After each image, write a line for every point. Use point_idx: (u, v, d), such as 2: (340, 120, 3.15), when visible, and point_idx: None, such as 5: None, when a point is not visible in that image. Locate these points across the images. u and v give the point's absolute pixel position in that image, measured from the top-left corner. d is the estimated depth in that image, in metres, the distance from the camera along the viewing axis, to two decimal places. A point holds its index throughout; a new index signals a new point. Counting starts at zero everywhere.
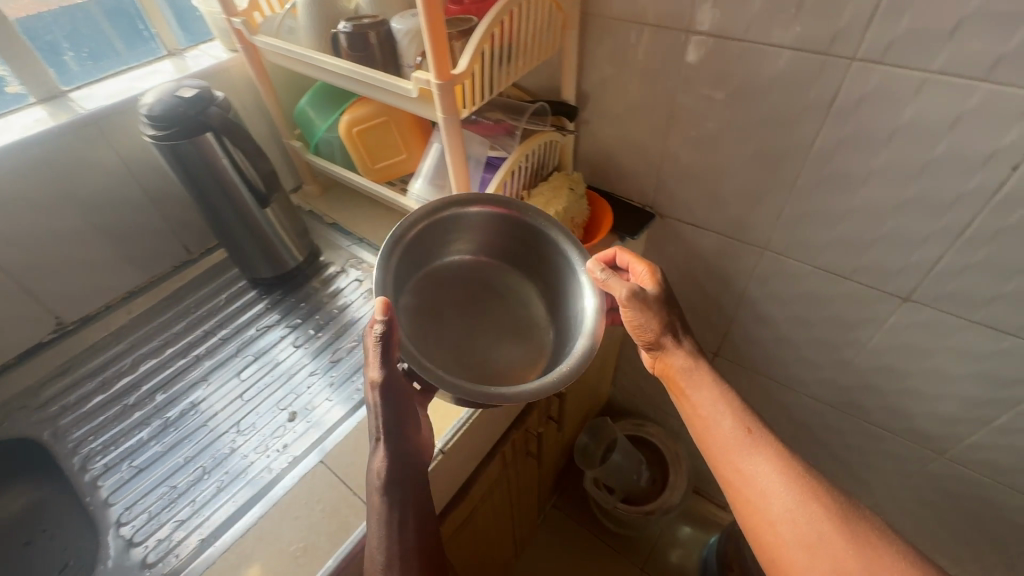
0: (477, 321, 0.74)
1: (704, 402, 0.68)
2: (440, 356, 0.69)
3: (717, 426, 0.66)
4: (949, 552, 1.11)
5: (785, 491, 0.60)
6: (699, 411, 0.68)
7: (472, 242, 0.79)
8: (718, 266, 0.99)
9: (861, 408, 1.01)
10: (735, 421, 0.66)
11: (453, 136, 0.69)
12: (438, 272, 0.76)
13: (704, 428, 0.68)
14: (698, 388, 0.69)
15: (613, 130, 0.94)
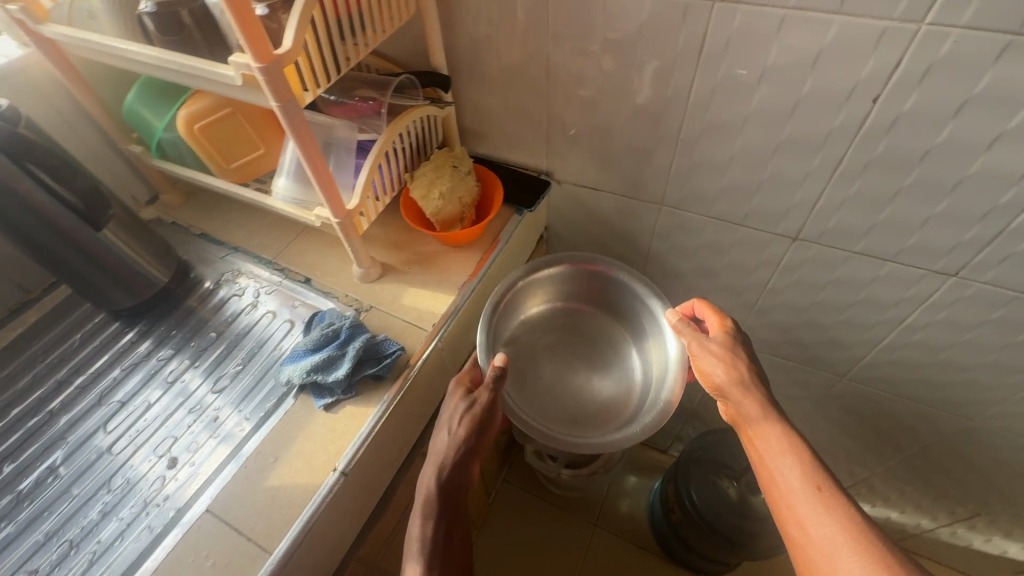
0: (575, 363, 0.83)
1: (767, 447, 0.65)
2: (535, 406, 0.77)
3: (781, 474, 0.62)
4: (860, 460, 1.21)
5: (852, 559, 0.53)
6: (769, 461, 0.64)
7: (563, 293, 0.87)
8: (621, 226, 0.98)
9: (770, 345, 1.05)
10: (794, 469, 0.62)
11: (298, 127, 0.60)
12: (534, 323, 0.85)
13: (772, 482, 0.63)
14: (754, 430, 0.66)
15: (494, 96, 0.88)
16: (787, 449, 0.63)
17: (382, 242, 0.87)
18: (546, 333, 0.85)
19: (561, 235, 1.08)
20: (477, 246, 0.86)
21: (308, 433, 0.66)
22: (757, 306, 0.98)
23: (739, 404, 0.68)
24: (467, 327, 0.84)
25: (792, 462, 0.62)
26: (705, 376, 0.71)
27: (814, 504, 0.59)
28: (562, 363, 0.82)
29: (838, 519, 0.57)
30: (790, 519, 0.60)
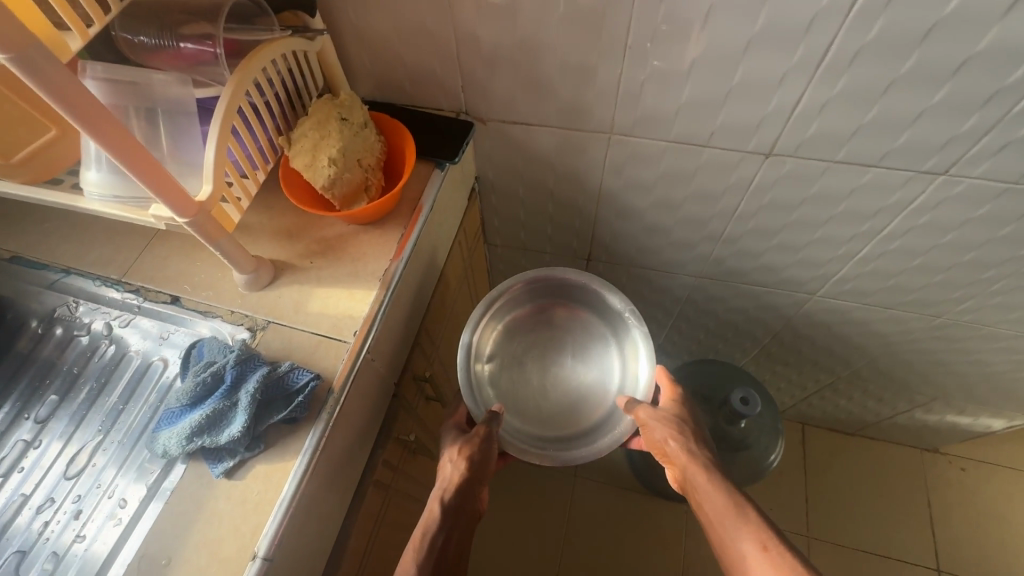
0: (552, 359, 0.88)
1: (715, 510, 0.71)
2: (523, 414, 0.84)
3: (730, 536, 0.68)
4: (827, 368, 1.20)
5: None
6: (719, 526, 0.70)
7: (525, 299, 0.89)
8: (565, 165, 0.82)
9: (740, 273, 0.96)
10: (744, 528, 0.68)
11: (66, 96, 0.39)
12: (511, 334, 0.88)
13: (720, 541, 0.69)
14: (704, 495, 0.73)
15: (380, 15, 0.66)
16: (737, 512, 0.69)
17: (269, 232, 0.66)
18: (521, 338, 0.89)
19: (495, 184, 0.90)
20: (395, 219, 0.67)
21: (211, 513, 0.49)
22: (724, 236, 0.87)
23: (688, 471, 0.75)
24: (402, 322, 0.68)
25: (739, 524, 0.68)
26: (661, 449, 0.78)
27: (761, 559, 0.64)
28: (539, 360, 0.88)
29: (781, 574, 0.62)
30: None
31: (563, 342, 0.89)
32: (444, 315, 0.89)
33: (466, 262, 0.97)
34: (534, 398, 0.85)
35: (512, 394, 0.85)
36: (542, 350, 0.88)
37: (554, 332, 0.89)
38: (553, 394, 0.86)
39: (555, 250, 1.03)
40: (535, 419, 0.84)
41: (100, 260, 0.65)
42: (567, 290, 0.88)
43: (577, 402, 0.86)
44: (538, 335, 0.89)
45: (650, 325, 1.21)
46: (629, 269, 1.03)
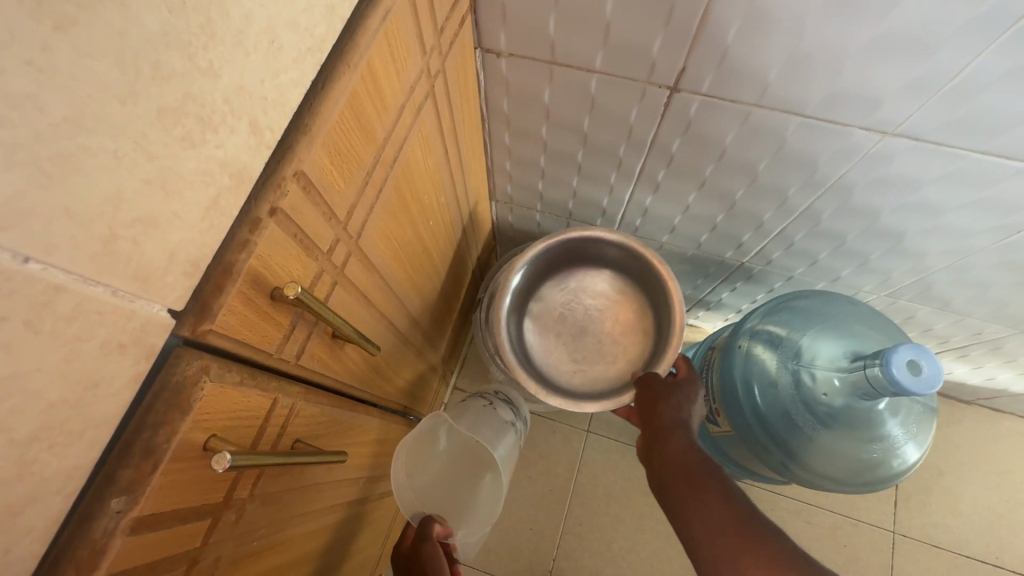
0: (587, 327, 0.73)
1: (683, 460, 0.50)
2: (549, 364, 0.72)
3: (694, 488, 0.47)
4: (1011, 317, 0.76)
5: None
6: (681, 478, 0.49)
7: (573, 259, 0.73)
8: None
9: (984, 129, 0.48)
10: (708, 481, 0.47)
11: None
12: (547, 289, 0.74)
13: (679, 505, 0.47)
14: (671, 446, 0.52)
15: None
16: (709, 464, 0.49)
17: None
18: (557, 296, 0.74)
19: None
20: None
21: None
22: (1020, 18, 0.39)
23: (664, 427, 0.55)
24: (170, 124, 0.21)
25: (707, 475, 0.47)
26: (641, 406, 0.60)
27: (723, 514, 0.43)
28: (577, 336, 0.73)
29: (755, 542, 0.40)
30: (702, 550, 0.43)
31: (603, 313, 0.73)
32: (381, 167, 0.42)
33: (437, 66, 0.47)
34: (564, 362, 0.72)
35: (535, 340, 0.73)
36: (576, 306, 0.73)
37: (587, 290, 0.73)
38: (585, 356, 0.72)
39: (612, 67, 0.53)
40: (555, 367, 0.72)
41: None
42: (602, 254, 0.71)
43: (595, 367, 0.72)
44: (574, 289, 0.74)
45: (744, 229, 0.74)
46: (748, 114, 0.54)
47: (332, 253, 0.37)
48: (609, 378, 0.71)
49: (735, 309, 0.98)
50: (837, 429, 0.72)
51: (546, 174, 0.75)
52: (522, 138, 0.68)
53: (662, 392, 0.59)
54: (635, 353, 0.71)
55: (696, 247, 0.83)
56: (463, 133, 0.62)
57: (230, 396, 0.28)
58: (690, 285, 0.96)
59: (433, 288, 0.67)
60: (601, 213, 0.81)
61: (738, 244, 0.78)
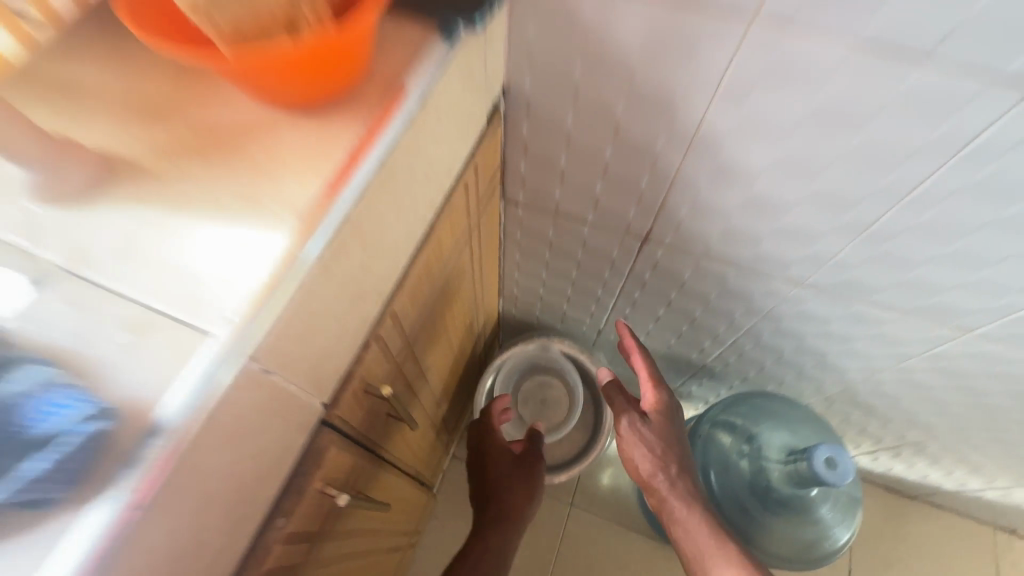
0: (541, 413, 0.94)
1: (681, 490, 0.63)
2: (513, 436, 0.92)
3: (682, 510, 0.62)
4: (922, 423, 0.92)
5: None
6: (674, 498, 0.63)
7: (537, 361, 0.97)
8: (650, 86, 0.50)
9: (862, 290, 0.67)
10: (695, 498, 0.63)
11: None
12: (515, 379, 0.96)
13: (673, 522, 0.63)
14: (657, 468, 0.63)
15: None
16: (695, 517, 0.62)
17: (118, 103, 0.35)
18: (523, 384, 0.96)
19: (535, 109, 0.58)
20: (348, 115, 0.36)
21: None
22: (868, 228, 0.57)
23: (654, 462, 0.64)
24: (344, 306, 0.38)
25: (692, 504, 0.62)
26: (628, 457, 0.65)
27: None
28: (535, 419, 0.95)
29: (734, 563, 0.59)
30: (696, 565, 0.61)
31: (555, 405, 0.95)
32: (433, 294, 0.59)
33: (474, 221, 0.66)
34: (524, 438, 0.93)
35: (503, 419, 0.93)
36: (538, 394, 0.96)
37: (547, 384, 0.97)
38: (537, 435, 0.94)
39: (598, 221, 0.72)
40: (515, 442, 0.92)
41: None
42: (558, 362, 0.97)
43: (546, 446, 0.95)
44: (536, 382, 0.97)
45: (702, 338, 0.92)
46: (698, 262, 0.73)
47: (401, 357, 0.54)
48: (556, 455, 0.94)
49: (703, 400, 1.14)
50: (778, 511, 0.86)
51: (546, 283, 0.93)
52: (528, 256, 0.87)
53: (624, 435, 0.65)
54: (575, 437, 0.95)
55: (668, 348, 1.00)
56: (487, 257, 0.80)
57: (339, 458, 0.44)
58: (664, 379, 1.11)
59: (451, 372, 0.83)
60: (590, 315, 0.99)
61: (700, 348, 0.95)
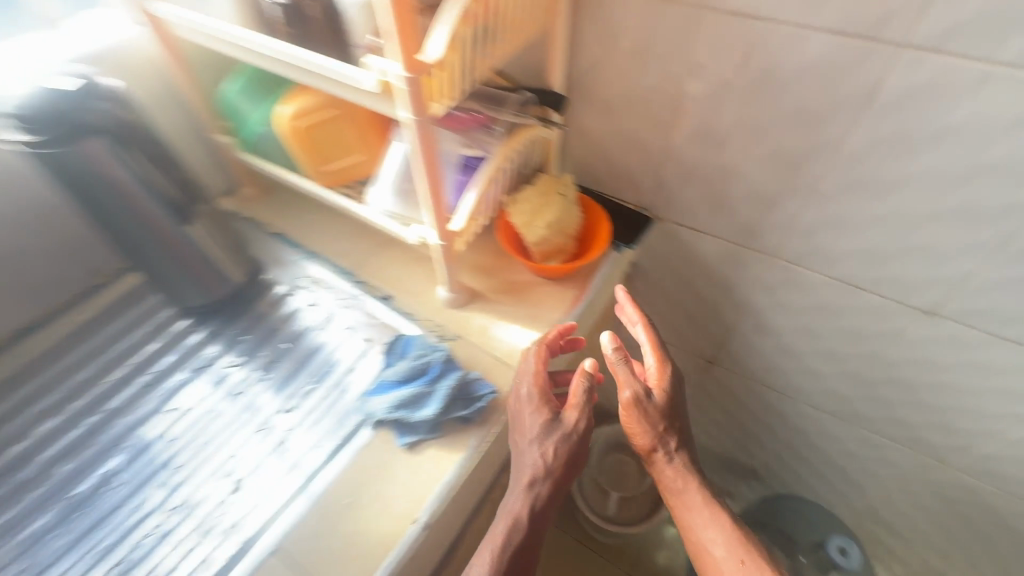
0: None
1: (672, 477, 0.66)
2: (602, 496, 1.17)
3: (687, 497, 0.66)
4: (938, 550, 1.10)
5: (723, 546, 0.63)
6: (677, 487, 0.66)
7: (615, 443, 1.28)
8: (722, 275, 0.88)
9: (865, 418, 0.95)
10: (697, 493, 0.65)
11: (424, 144, 0.54)
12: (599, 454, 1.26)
13: (679, 508, 0.66)
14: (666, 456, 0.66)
15: (601, 124, 0.80)
16: (694, 483, 0.66)
17: (470, 265, 0.80)
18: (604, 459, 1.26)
19: (648, 273, 0.98)
20: (572, 282, 0.78)
21: (371, 487, 0.61)
22: (861, 375, 0.89)
23: (664, 462, 0.66)
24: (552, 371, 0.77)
25: (693, 491, 0.66)
26: (552, 475, 0.59)
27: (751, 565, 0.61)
28: None
29: (731, 537, 0.63)
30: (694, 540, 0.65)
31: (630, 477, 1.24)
32: (572, 376, 0.97)
33: (599, 333, 1.05)
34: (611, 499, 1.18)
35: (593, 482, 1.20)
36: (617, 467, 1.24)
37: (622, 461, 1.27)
38: None
39: (679, 344, 1.08)
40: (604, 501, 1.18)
41: (348, 259, 0.83)
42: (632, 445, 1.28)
43: None
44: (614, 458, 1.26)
45: (751, 443, 1.20)
46: (747, 382, 1.05)
47: None
48: None
49: None
50: None
51: None
52: None
53: (566, 448, 0.60)
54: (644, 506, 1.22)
55: (723, 449, 1.28)
56: (598, 357, 1.18)
57: None
58: (718, 478, 1.37)
59: None
60: None
61: (749, 452, 1.22)
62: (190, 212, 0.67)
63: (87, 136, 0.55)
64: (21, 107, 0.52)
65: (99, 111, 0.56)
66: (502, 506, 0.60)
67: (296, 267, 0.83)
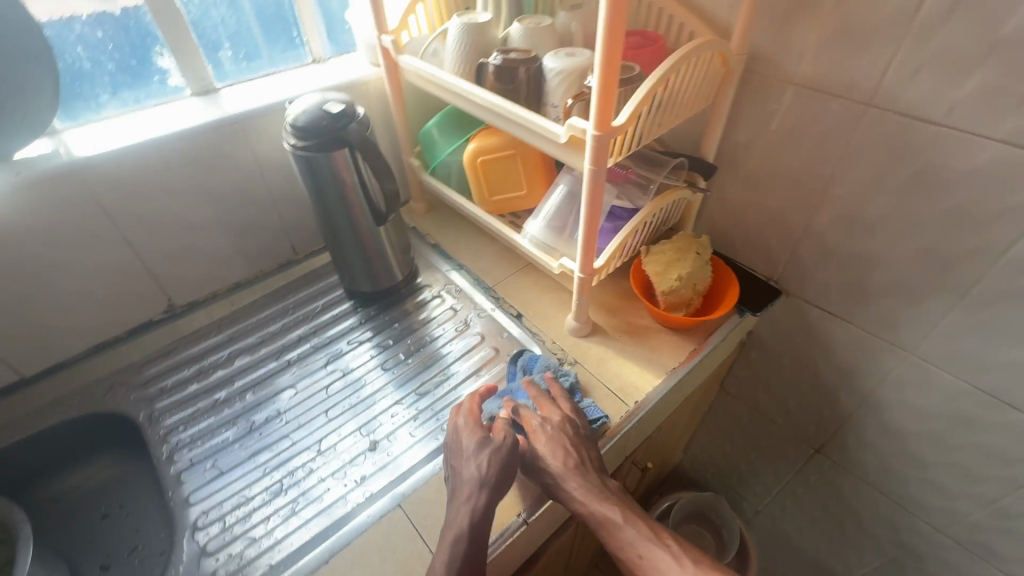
0: None
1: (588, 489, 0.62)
2: None
3: (616, 514, 0.61)
4: None
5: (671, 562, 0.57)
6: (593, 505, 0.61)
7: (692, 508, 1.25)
8: (848, 361, 0.87)
9: (996, 554, 0.86)
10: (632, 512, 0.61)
11: (593, 191, 0.62)
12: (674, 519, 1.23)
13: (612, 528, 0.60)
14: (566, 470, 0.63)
15: (744, 195, 0.86)
16: (595, 505, 0.61)
17: (597, 302, 0.87)
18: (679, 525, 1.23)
19: (765, 345, 0.99)
20: (691, 336, 0.82)
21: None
22: (997, 502, 0.81)
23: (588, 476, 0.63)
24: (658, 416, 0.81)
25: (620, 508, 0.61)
26: (490, 485, 0.60)
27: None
28: None
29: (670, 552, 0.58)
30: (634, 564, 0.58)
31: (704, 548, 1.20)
32: (669, 429, 0.99)
33: (702, 394, 1.06)
34: None
35: None
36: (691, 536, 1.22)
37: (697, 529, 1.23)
38: None
39: (784, 424, 1.06)
40: None
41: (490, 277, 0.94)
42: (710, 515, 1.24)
43: None
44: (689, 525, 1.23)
45: (850, 552, 1.11)
46: (857, 481, 0.99)
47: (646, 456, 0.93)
48: None
49: None
50: None
51: (726, 454, 1.24)
52: (719, 429, 1.22)
53: (499, 460, 0.62)
54: None
55: (816, 551, 1.19)
56: (694, 419, 1.18)
57: None
58: None
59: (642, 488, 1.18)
60: (752, 494, 1.25)
61: (846, 561, 1.13)
62: (386, 217, 0.81)
63: (339, 147, 0.71)
64: (302, 121, 0.70)
65: (350, 130, 0.71)
66: (448, 520, 0.61)
67: (445, 276, 0.97)
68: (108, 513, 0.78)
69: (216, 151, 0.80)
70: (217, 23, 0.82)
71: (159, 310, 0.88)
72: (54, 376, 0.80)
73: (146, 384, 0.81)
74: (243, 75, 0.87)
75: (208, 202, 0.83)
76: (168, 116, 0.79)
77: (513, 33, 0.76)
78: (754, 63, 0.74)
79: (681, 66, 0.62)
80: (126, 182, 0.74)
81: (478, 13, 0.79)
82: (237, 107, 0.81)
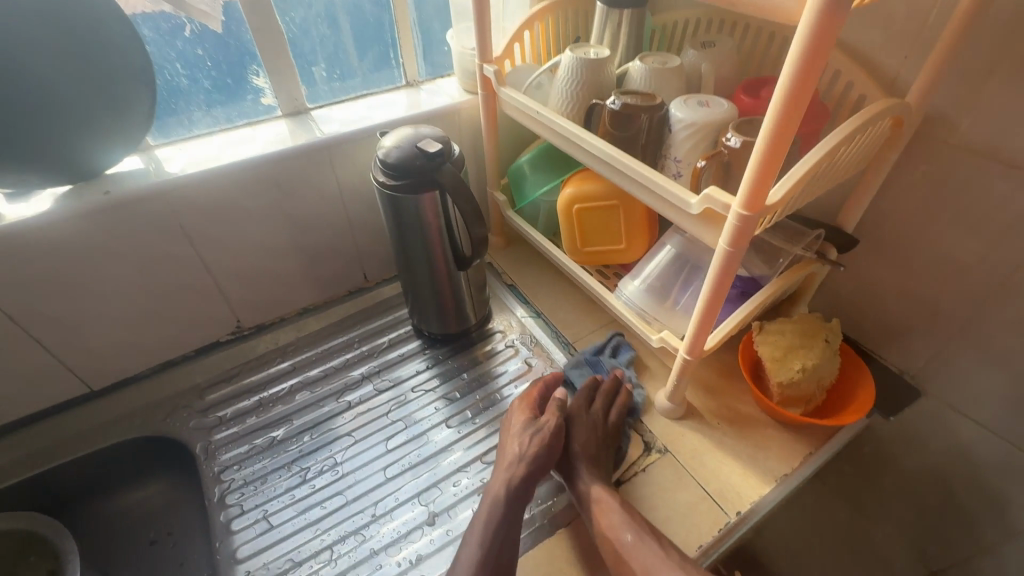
0: None
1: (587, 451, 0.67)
2: None
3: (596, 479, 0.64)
4: None
5: (624, 529, 0.59)
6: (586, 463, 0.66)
7: None
8: (999, 486, 0.72)
9: None
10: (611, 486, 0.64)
11: (722, 273, 0.52)
12: None
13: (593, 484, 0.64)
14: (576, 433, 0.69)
15: (885, 274, 0.73)
16: (598, 481, 0.64)
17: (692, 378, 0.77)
18: None
19: (883, 443, 0.85)
20: (806, 435, 0.70)
21: (589, 554, 0.62)
22: None
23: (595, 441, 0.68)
24: None
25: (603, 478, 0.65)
26: (529, 462, 0.64)
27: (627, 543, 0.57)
28: None
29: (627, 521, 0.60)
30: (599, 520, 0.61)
31: None
32: None
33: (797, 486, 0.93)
34: None
35: None
36: None
37: None
38: None
39: (895, 534, 0.90)
40: None
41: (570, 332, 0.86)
42: None
43: None
44: None
45: None
46: None
47: None
48: None
49: None
50: None
51: None
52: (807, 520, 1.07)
53: (542, 440, 0.66)
54: None
55: None
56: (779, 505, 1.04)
57: None
58: None
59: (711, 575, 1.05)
60: None
61: None
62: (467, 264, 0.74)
63: (430, 188, 0.65)
64: (393, 158, 0.64)
65: (444, 170, 0.64)
66: (487, 489, 0.64)
67: (520, 323, 0.90)
68: (155, 540, 0.75)
69: (300, 175, 0.76)
70: (315, 42, 0.78)
71: (226, 331, 0.85)
72: (120, 391, 0.79)
73: (206, 411, 0.78)
74: (334, 96, 0.83)
75: (285, 227, 0.79)
76: (256, 136, 0.75)
77: (634, 73, 0.67)
78: (927, 125, 0.61)
79: (856, 135, 0.50)
80: (209, 204, 0.71)
81: (594, 46, 0.70)
82: (326, 131, 0.76)
